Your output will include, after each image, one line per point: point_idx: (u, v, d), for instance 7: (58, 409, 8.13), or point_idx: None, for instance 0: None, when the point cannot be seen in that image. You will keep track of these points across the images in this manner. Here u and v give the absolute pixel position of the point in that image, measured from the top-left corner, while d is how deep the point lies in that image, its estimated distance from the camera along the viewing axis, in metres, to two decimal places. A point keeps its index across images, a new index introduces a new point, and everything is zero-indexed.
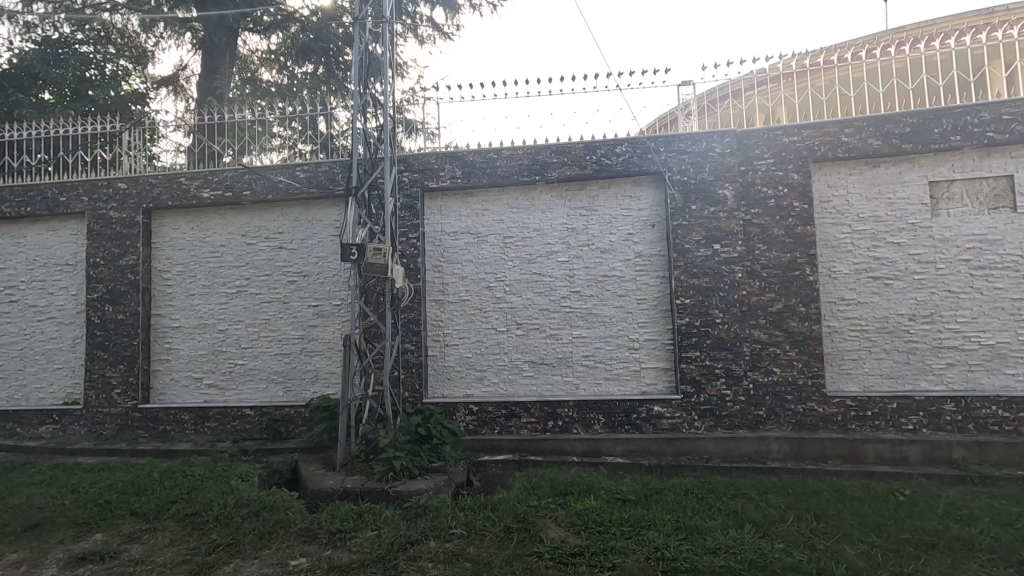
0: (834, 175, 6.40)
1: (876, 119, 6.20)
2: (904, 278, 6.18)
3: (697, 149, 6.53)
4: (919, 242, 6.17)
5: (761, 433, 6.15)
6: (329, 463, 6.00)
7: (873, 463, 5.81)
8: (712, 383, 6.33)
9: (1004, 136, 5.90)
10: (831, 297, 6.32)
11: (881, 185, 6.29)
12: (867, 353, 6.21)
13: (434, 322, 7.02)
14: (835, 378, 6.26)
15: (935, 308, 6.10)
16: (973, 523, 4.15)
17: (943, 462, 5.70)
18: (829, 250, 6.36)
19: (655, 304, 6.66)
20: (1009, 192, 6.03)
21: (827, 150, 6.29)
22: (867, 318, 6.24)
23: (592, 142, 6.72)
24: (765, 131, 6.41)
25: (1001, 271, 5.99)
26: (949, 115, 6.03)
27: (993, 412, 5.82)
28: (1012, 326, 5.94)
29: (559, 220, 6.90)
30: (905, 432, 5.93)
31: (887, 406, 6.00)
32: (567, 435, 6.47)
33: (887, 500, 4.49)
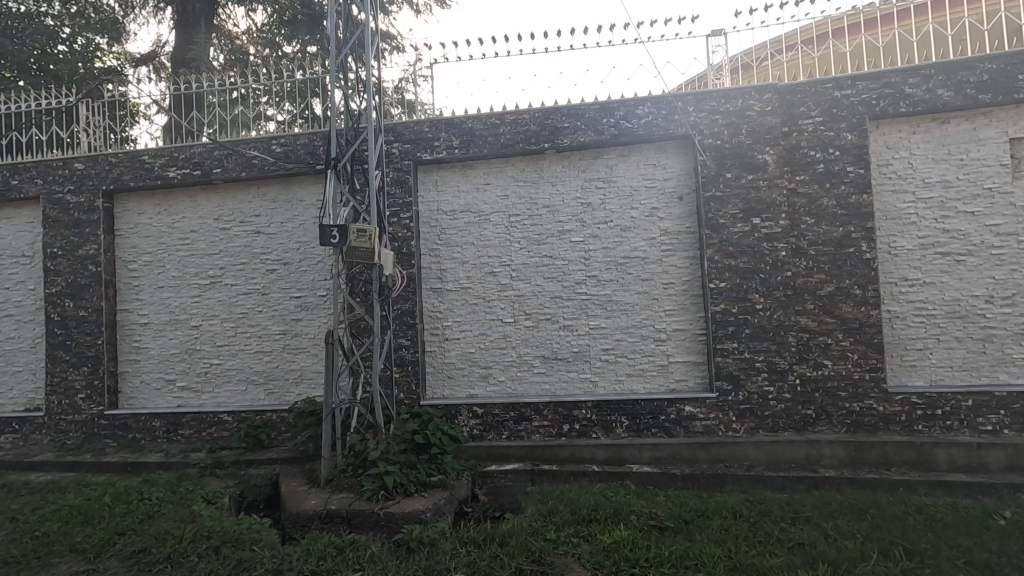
0: (895, 135, 5.46)
1: (946, 66, 5.24)
2: (980, 253, 5.26)
3: (732, 107, 5.60)
4: (998, 211, 5.24)
5: (810, 436, 5.30)
6: (313, 477, 5.23)
7: (946, 471, 4.96)
8: (752, 380, 5.48)
9: None
10: (892, 277, 5.42)
11: (951, 145, 5.35)
12: (935, 342, 5.32)
13: (432, 313, 6.19)
14: (897, 372, 5.38)
15: (1017, 289, 5.19)
16: None
17: None
18: (889, 222, 5.44)
19: (685, 288, 5.79)
20: None
21: (886, 104, 5.34)
22: (934, 301, 5.33)
23: (609, 102, 5.81)
24: (811, 84, 5.47)
25: None
26: None
27: None
28: None
29: (573, 193, 6.02)
30: (983, 434, 5.07)
31: (961, 404, 5.13)
32: (585, 441, 5.66)
33: (989, 527, 3.70)
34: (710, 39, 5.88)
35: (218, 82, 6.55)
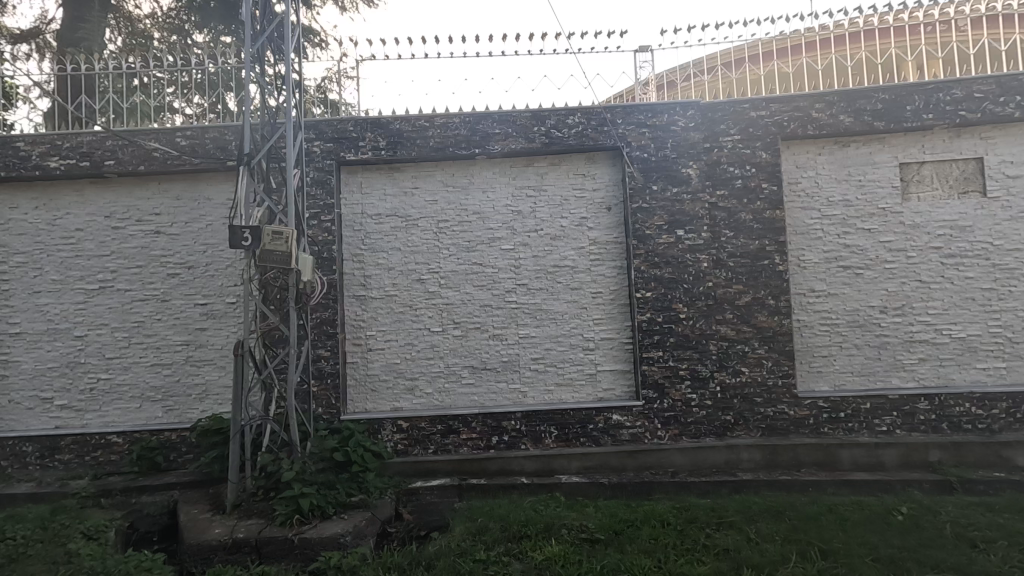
0: (803, 155, 5.83)
1: (847, 94, 5.66)
2: (875, 267, 5.69)
3: (657, 121, 5.76)
4: (890, 228, 5.70)
5: (729, 441, 5.49)
6: (218, 503, 4.75)
7: (849, 470, 5.30)
8: (675, 387, 5.60)
9: (977, 115, 5.51)
10: (801, 288, 5.76)
11: (851, 167, 5.78)
12: (838, 350, 5.70)
13: (354, 322, 5.86)
14: (806, 377, 5.71)
15: (907, 299, 5.65)
16: (988, 548, 3.64)
17: (920, 465, 5.27)
18: (798, 237, 5.79)
19: (612, 297, 5.85)
20: (979, 175, 5.66)
21: (797, 126, 5.69)
22: (837, 311, 5.72)
23: (539, 111, 5.79)
24: (730, 103, 5.73)
25: (972, 260, 5.59)
26: (921, 91, 5.58)
27: (967, 410, 5.42)
28: (983, 319, 5.56)
29: (503, 200, 5.94)
30: (880, 434, 5.46)
31: (861, 407, 5.51)
32: (514, 453, 5.56)
33: (889, 523, 3.99)
34: (638, 55, 6.03)
35: (113, 64, 5.89)
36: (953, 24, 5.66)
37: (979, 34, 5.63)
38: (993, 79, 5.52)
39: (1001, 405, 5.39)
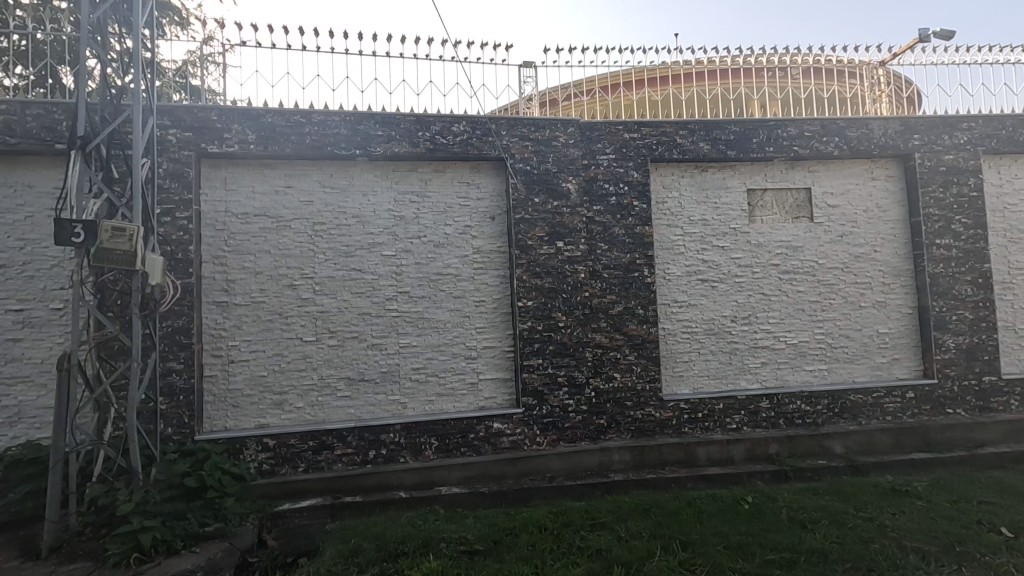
0: (669, 177, 6.35)
1: (706, 124, 6.27)
2: (727, 281, 6.34)
3: (540, 136, 5.94)
4: (739, 247, 6.38)
5: (603, 444, 5.76)
6: (32, 547, 4.01)
7: (705, 466, 5.80)
8: (554, 394, 5.77)
9: (807, 151, 6.37)
10: (666, 299, 6.23)
11: (708, 190, 6.40)
12: (697, 355, 6.24)
13: (214, 332, 5.30)
14: (670, 382, 6.18)
15: (752, 310, 6.35)
16: (814, 527, 4.16)
17: (762, 458, 5.91)
18: (664, 252, 6.27)
19: (495, 306, 5.90)
20: (808, 203, 6.55)
21: (663, 150, 6.18)
22: (696, 320, 6.27)
23: (424, 116, 5.70)
24: (606, 123, 6.09)
25: (802, 276, 6.43)
26: (764, 127, 6.34)
27: (799, 407, 6.18)
28: (810, 327, 6.40)
29: (385, 205, 5.74)
30: (730, 431, 6.05)
31: (715, 407, 6.06)
32: (392, 466, 5.35)
33: (737, 512, 4.41)
34: (522, 70, 6.21)
35: None
36: (788, 72, 6.58)
37: (808, 82, 6.57)
38: (819, 121, 6.42)
39: (823, 401, 6.22)
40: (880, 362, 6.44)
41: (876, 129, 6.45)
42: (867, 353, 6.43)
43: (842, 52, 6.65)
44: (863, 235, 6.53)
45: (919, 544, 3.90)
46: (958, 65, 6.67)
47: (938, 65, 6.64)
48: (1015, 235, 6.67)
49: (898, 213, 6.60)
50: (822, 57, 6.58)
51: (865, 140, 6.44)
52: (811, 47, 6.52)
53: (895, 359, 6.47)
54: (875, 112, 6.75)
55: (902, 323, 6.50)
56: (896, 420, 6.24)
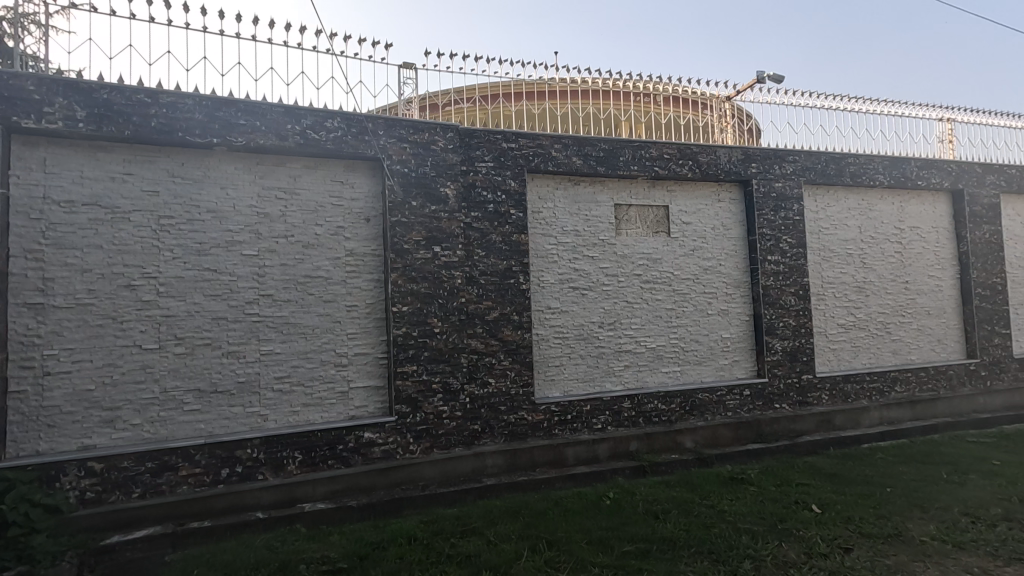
0: (544, 188, 6.59)
1: (578, 140, 6.61)
2: (596, 289, 6.71)
3: (419, 139, 5.85)
4: (606, 257, 6.79)
5: (476, 449, 5.78)
6: None
7: (573, 465, 6.07)
8: (428, 401, 5.68)
9: (666, 171, 6.97)
10: (539, 305, 6.45)
11: (580, 203, 6.74)
12: (567, 359, 6.52)
13: (23, 339, 4.50)
14: (542, 385, 6.38)
15: (617, 316, 6.78)
16: (665, 517, 4.52)
17: (624, 455, 6.31)
18: (538, 259, 6.48)
19: (368, 311, 5.68)
20: (666, 219, 7.16)
21: (539, 161, 6.40)
22: (567, 326, 6.55)
23: (294, 108, 5.34)
24: (485, 132, 6.17)
25: (661, 285, 7.01)
26: (630, 146, 6.83)
27: (656, 406, 6.70)
28: (667, 332, 6.99)
29: (246, 200, 5.29)
30: (596, 431, 6.39)
31: (583, 409, 6.36)
32: (249, 485, 4.91)
33: (600, 508, 4.67)
34: (402, 71, 6.10)
35: None
36: (651, 98, 7.17)
37: (667, 109, 7.22)
38: (677, 145, 7.06)
39: (677, 400, 6.80)
40: (723, 363, 7.21)
41: (723, 156, 7.26)
42: (713, 356, 7.17)
43: (696, 85, 7.40)
44: (711, 250, 7.29)
45: (750, 525, 4.41)
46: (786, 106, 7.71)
47: (771, 105, 7.63)
48: (826, 254, 7.86)
49: (739, 231, 7.46)
50: (679, 88, 7.27)
51: (714, 165, 7.21)
52: (671, 78, 7.17)
53: (735, 361, 7.28)
54: (722, 141, 7.58)
55: (741, 329, 7.34)
56: (735, 414, 7.01)
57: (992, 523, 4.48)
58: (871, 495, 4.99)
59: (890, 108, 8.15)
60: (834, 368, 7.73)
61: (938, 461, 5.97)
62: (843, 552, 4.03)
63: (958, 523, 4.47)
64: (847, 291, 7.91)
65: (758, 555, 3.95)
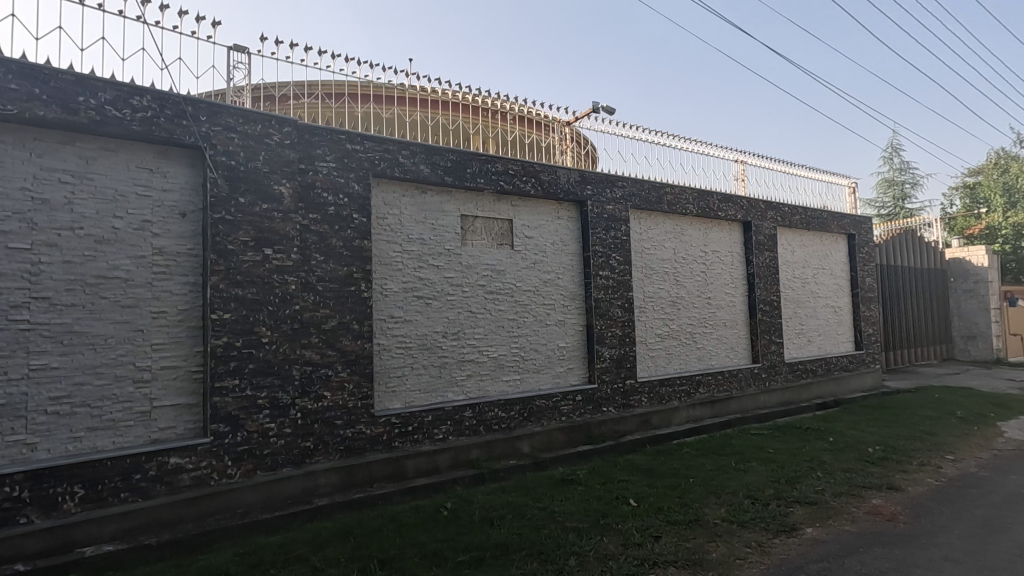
0: (390, 193, 6.43)
1: (427, 148, 6.57)
2: (440, 298, 6.69)
3: (250, 130, 5.33)
4: (452, 267, 6.82)
5: (307, 468, 5.37)
6: None
7: (412, 478, 5.93)
8: (252, 419, 5.15)
9: (511, 187, 7.25)
10: (382, 314, 6.24)
11: (426, 211, 6.69)
12: (409, 370, 6.38)
13: None
14: (382, 397, 6.16)
15: (461, 326, 6.83)
16: (500, 523, 4.62)
17: (464, 464, 6.34)
18: (381, 266, 6.28)
19: (180, 319, 4.99)
20: (510, 233, 7.42)
21: (386, 166, 6.23)
22: (410, 335, 6.42)
23: (89, 78, 4.54)
24: (328, 130, 5.84)
25: (503, 296, 7.22)
26: (477, 160, 6.97)
27: (497, 414, 6.85)
28: (508, 342, 7.22)
29: (17, 182, 4.35)
30: (437, 441, 6.33)
31: (424, 420, 6.26)
32: (6, 531, 3.99)
33: (437, 520, 4.62)
34: (232, 54, 5.55)
35: None
36: (498, 116, 7.42)
37: (512, 128, 7.56)
38: (522, 162, 7.39)
39: (516, 407, 7.03)
40: (559, 371, 7.65)
41: (562, 176, 7.76)
42: (550, 364, 7.57)
43: (540, 108, 7.85)
44: (550, 263, 7.71)
45: (576, 523, 4.69)
46: (617, 136, 8.52)
47: (605, 133, 8.38)
48: (648, 271, 8.79)
49: (576, 247, 8.01)
50: (525, 109, 7.64)
51: (554, 184, 7.67)
52: (517, 98, 7.51)
53: (570, 368, 7.77)
54: (563, 162, 8.11)
55: (576, 338, 7.86)
56: (569, 419, 7.46)
57: (766, 502, 5.33)
58: (677, 486, 5.64)
59: (700, 147, 9.43)
60: (652, 374, 8.64)
61: (729, 452, 6.95)
62: (654, 540, 4.48)
63: (742, 504, 5.22)
64: (664, 305, 8.92)
65: (583, 550, 4.21)
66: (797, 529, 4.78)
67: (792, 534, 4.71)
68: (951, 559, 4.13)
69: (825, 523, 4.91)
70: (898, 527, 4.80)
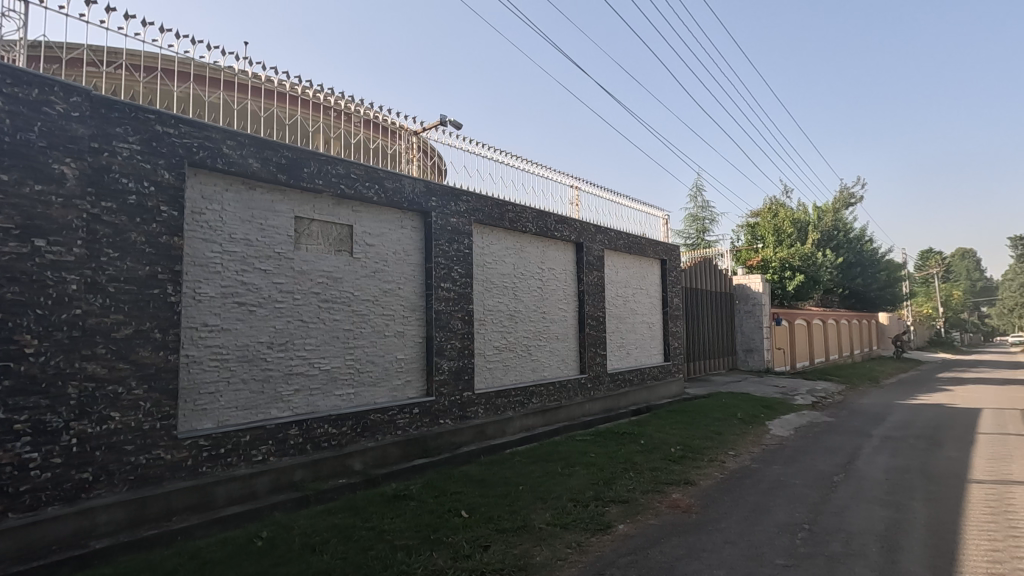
0: (210, 186, 5.73)
1: (257, 141, 6.00)
2: (266, 305, 6.10)
3: (21, 94, 4.37)
4: (282, 272, 6.27)
5: (83, 505, 4.48)
6: None
7: (222, 506, 5.28)
8: (5, 448, 4.15)
9: (351, 192, 6.93)
10: (192, 322, 5.50)
11: (254, 209, 6.08)
12: (224, 385, 5.70)
13: None
14: (188, 417, 5.41)
15: (290, 336, 6.30)
16: (323, 548, 4.32)
17: (286, 486, 5.82)
18: (195, 268, 5.55)
19: None
20: (349, 239, 7.08)
21: (205, 155, 5.55)
22: (227, 346, 5.75)
23: None
24: (132, 107, 5.03)
25: (339, 305, 6.84)
26: (316, 159, 6.55)
27: (326, 431, 6.41)
28: (342, 353, 6.84)
29: None
30: (255, 464, 5.72)
31: (241, 440, 5.62)
32: None
33: (248, 553, 4.17)
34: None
35: None
36: (341, 116, 7.10)
37: (356, 130, 7.29)
38: (365, 167, 7.12)
39: (349, 423, 6.66)
40: (396, 384, 7.45)
41: (407, 186, 7.66)
42: (387, 376, 7.34)
43: (388, 114, 7.72)
44: (391, 273, 7.52)
45: (405, 541, 4.57)
46: (463, 151, 8.67)
47: (451, 147, 8.47)
48: (488, 285, 9.02)
49: (418, 258, 7.92)
50: (370, 113, 7.44)
51: (398, 193, 7.52)
52: (362, 100, 7.26)
53: (407, 381, 7.61)
54: (408, 171, 8.01)
55: (415, 350, 7.74)
56: (404, 432, 7.29)
57: (586, 503, 5.74)
58: (508, 494, 5.82)
59: (540, 170, 10.00)
60: (489, 385, 8.85)
61: (556, 458, 7.38)
62: (482, 549, 4.54)
63: (566, 507, 5.56)
64: (502, 318, 9.23)
65: (411, 569, 4.11)
66: (611, 526, 5.22)
67: (607, 531, 5.12)
68: (729, 541, 4.83)
69: (634, 519, 5.43)
70: (690, 517, 5.50)
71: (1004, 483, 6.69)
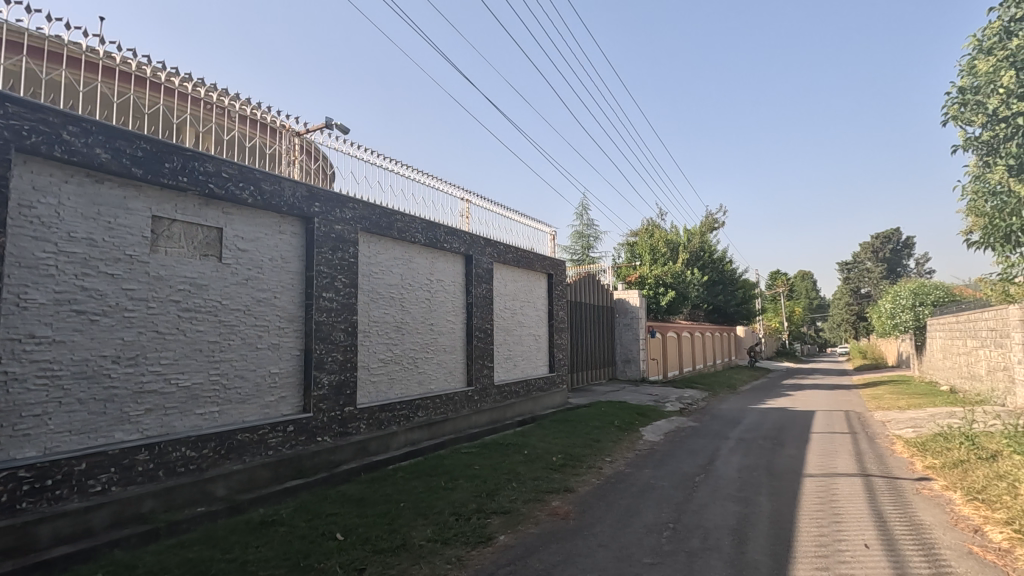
0: (43, 177, 4.98)
1: (109, 129, 5.33)
2: (112, 314, 5.39)
3: None
4: (134, 277, 5.59)
5: None
6: None
7: (47, 548, 4.53)
8: None
9: (222, 191, 6.38)
10: (14, 333, 4.71)
11: (101, 205, 5.38)
12: (54, 406, 4.93)
13: None
14: (3, 444, 4.60)
15: (141, 350, 5.61)
16: None
17: (131, 519, 5.14)
18: (20, 270, 4.77)
19: None
20: (218, 243, 6.50)
21: (39, 141, 4.83)
22: (60, 361, 4.99)
23: None
24: None
25: (203, 315, 6.24)
26: (180, 154, 5.96)
27: (183, 454, 5.77)
28: (206, 368, 6.22)
29: None
30: (92, 496, 4.99)
31: (74, 469, 4.88)
32: None
33: None
34: None
35: None
36: (213, 109, 6.55)
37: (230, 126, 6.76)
38: (239, 166, 6.61)
39: (211, 445, 6.06)
40: (268, 400, 6.93)
41: (288, 189, 7.22)
42: (257, 392, 6.80)
43: (267, 112, 7.29)
44: (266, 281, 7.01)
45: (271, 571, 4.23)
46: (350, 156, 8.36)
47: (337, 151, 8.13)
48: (374, 295, 8.74)
49: (298, 266, 7.47)
50: (247, 108, 6.97)
51: (277, 196, 7.05)
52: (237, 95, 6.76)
53: (281, 397, 7.11)
54: (289, 173, 7.56)
55: (291, 364, 7.26)
56: (276, 453, 6.78)
57: (468, 516, 5.72)
58: (388, 512, 5.63)
59: (430, 180, 9.93)
60: (373, 399, 8.54)
61: (440, 472, 7.28)
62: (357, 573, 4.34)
63: (448, 522, 5.49)
64: (388, 330, 8.98)
65: None
66: (492, 538, 5.24)
67: (487, 543, 5.13)
68: (602, 544, 5.08)
69: (515, 529, 5.51)
70: (568, 523, 5.70)
71: (830, 476, 7.72)
